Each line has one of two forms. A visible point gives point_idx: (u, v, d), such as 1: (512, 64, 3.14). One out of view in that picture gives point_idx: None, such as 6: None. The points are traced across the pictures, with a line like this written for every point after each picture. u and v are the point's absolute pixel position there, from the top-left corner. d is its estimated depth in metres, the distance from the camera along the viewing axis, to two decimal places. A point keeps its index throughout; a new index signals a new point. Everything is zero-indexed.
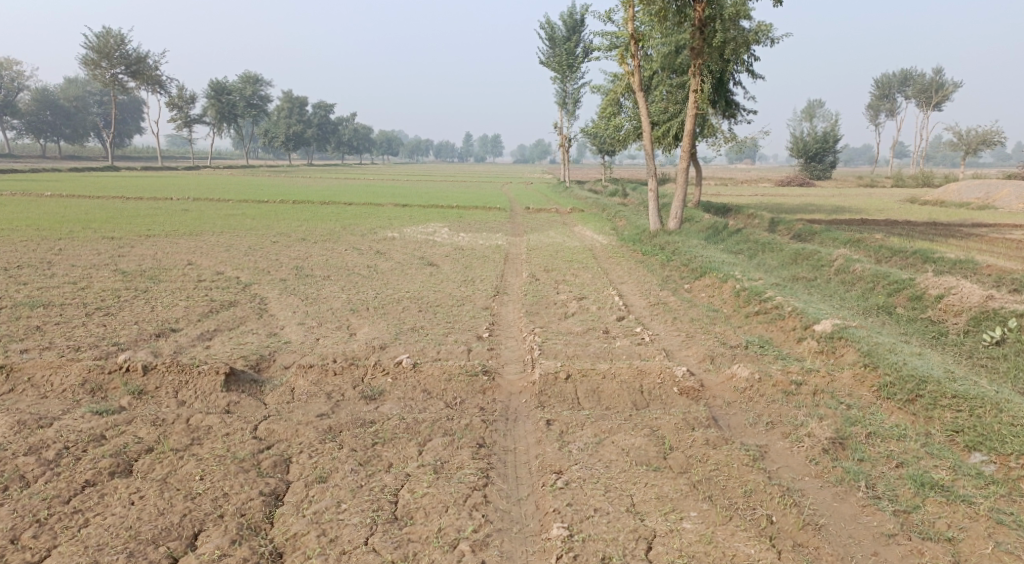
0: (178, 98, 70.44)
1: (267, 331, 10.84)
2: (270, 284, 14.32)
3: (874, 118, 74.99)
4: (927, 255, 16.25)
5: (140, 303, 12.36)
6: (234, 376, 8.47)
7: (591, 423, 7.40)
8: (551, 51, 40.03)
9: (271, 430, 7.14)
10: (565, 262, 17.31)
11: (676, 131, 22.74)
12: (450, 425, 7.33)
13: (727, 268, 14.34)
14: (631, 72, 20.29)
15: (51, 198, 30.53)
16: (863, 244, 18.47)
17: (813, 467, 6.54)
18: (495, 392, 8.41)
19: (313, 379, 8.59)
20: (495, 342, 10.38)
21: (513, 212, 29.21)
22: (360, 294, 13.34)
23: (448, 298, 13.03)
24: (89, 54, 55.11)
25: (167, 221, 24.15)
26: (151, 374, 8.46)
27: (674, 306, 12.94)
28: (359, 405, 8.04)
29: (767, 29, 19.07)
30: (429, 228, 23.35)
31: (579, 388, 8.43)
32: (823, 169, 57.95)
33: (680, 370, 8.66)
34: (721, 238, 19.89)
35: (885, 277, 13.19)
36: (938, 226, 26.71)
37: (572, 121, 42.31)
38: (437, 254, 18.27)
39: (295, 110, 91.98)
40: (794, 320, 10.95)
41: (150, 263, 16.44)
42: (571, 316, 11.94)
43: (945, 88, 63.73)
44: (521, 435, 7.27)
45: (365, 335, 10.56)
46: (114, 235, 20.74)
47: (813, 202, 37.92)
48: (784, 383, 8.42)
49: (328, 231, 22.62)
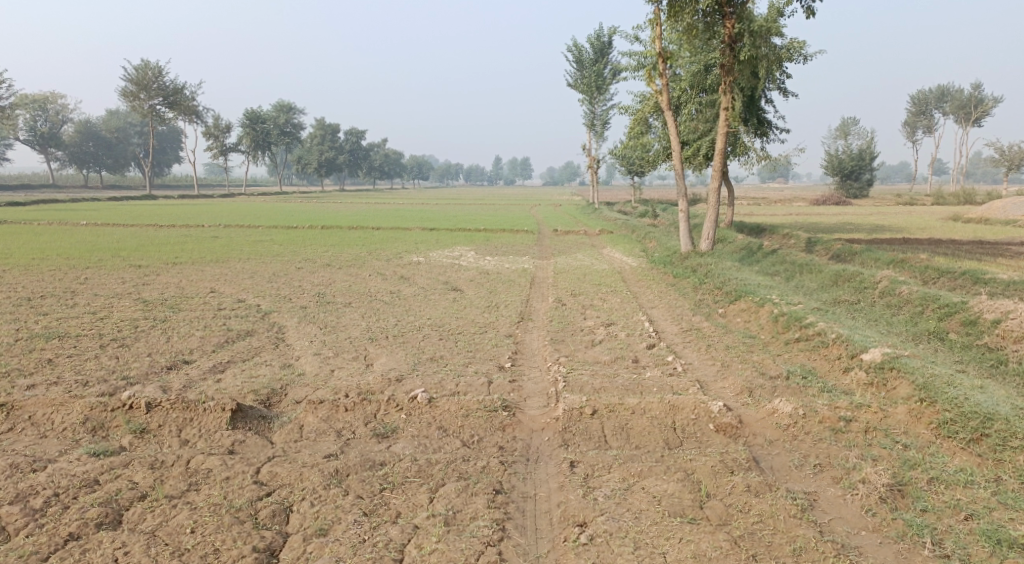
0: (214, 127, 71.51)
1: (281, 362, 10.41)
2: (289, 311, 13.93)
3: (910, 135, 73.47)
4: (977, 276, 15.41)
5: (156, 333, 12.02)
6: (241, 412, 8.00)
7: (619, 465, 6.80)
8: (578, 74, 39.73)
9: (273, 474, 6.64)
10: (594, 286, 16.72)
11: (707, 150, 22.10)
12: (465, 467, 6.77)
13: (764, 291, 13.65)
14: (659, 91, 19.78)
15: (86, 227, 30.78)
16: (907, 264, 17.63)
17: (870, 520, 5.87)
18: (515, 429, 7.81)
19: (323, 415, 8.08)
20: (518, 373, 9.81)
21: (541, 234, 28.69)
22: (380, 321, 12.88)
23: (471, 325, 12.50)
24: (127, 86, 56.18)
25: (195, 249, 24.06)
26: (155, 411, 8.03)
27: (708, 332, 12.26)
28: (369, 444, 7.51)
29: (800, 45, 18.41)
30: (455, 252, 22.93)
31: (606, 424, 7.81)
32: (860, 187, 56.70)
33: (716, 405, 8.00)
34: (757, 259, 19.17)
35: (934, 300, 12.43)
36: (984, 244, 25.65)
37: (601, 142, 41.82)
38: (462, 279, 17.80)
39: (327, 137, 92.94)
40: (839, 348, 10.21)
41: (173, 291, 16.18)
42: (599, 344, 11.33)
43: (984, 103, 62.27)
44: (543, 478, 6.68)
45: (382, 366, 10.06)
46: (141, 263, 20.61)
47: (850, 221, 36.91)
48: (831, 420, 7.78)
49: (354, 256, 22.30)
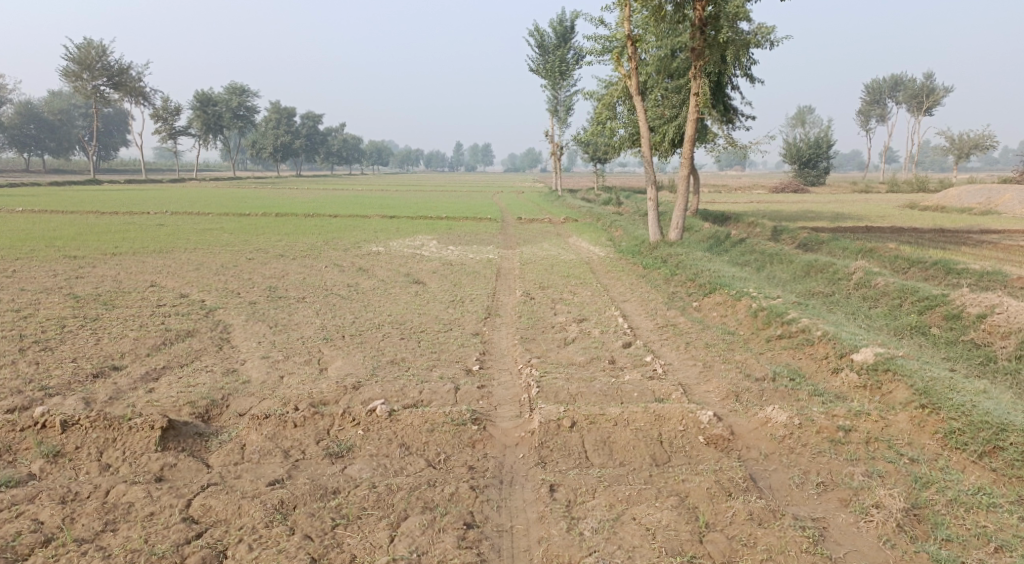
0: (162, 110, 68.81)
1: (224, 368, 9.42)
2: (237, 308, 12.88)
3: (864, 123, 74.17)
4: (949, 266, 15.00)
5: (86, 335, 10.90)
6: (174, 430, 7.06)
7: (604, 489, 6.11)
8: (541, 58, 38.85)
9: (207, 507, 5.85)
10: (561, 278, 15.96)
11: (674, 136, 21.47)
12: (430, 494, 6.00)
13: (740, 283, 13.03)
14: (627, 75, 19.01)
15: (22, 214, 29.00)
16: (877, 254, 17.21)
17: (890, 554, 5.41)
18: (486, 445, 7.01)
19: (267, 432, 7.15)
20: (487, 377, 9.00)
21: (504, 222, 27.88)
22: (337, 319, 11.92)
23: (434, 323, 11.63)
24: (69, 66, 53.60)
25: (138, 238, 22.67)
26: (72, 431, 7.03)
27: (685, 328, 11.59)
28: (322, 466, 6.64)
29: (767, 31, 17.52)
30: (416, 241, 21.97)
31: (586, 438, 7.04)
32: (817, 175, 56.91)
33: (705, 414, 7.27)
34: (725, 248, 18.61)
35: (913, 292, 11.95)
36: (946, 233, 25.54)
37: (564, 129, 41.02)
38: (424, 270, 16.89)
39: (281, 121, 90.40)
40: (826, 346, 9.57)
41: (109, 285, 14.96)
42: (571, 342, 10.56)
43: (935, 92, 63.04)
44: (519, 507, 5.96)
45: (337, 371, 9.14)
46: (78, 254, 19.24)
47: (810, 209, 36.70)
48: (829, 431, 7.11)
49: (309, 246, 21.15)
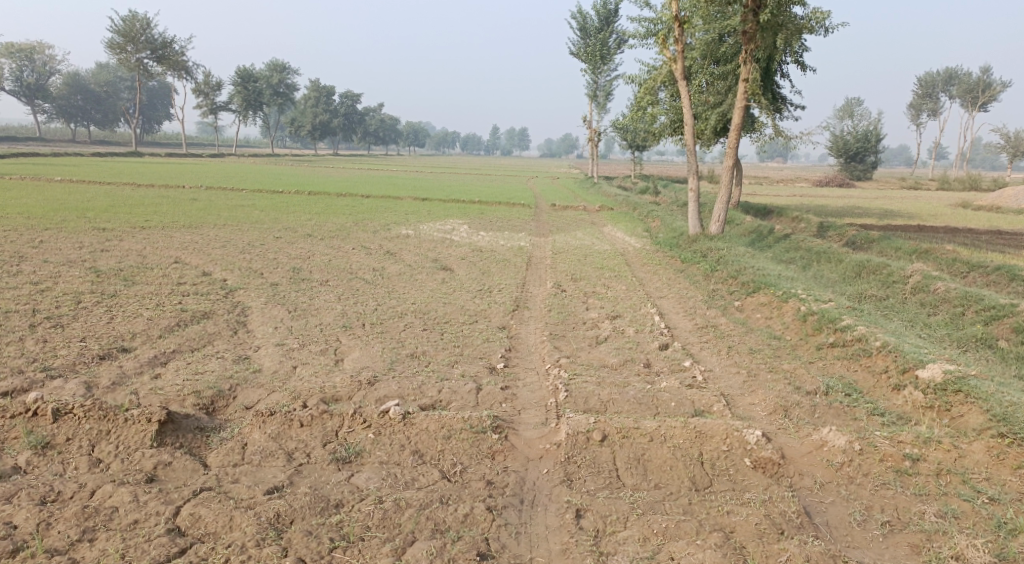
0: (204, 85, 68.99)
1: (236, 355, 8.86)
2: (257, 289, 12.37)
3: (915, 117, 71.62)
4: (1013, 271, 13.94)
5: (99, 313, 10.43)
6: (172, 424, 6.46)
7: (637, 518, 5.53)
8: (582, 41, 37.83)
9: (196, 518, 5.35)
10: (595, 269, 15.19)
11: (718, 124, 20.46)
12: (442, 515, 5.48)
13: (787, 283, 12.17)
14: (673, 58, 18.02)
15: (59, 183, 28.92)
16: (933, 256, 16.15)
17: None
18: (507, 457, 6.35)
19: (271, 432, 6.54)
20: (512, 377, 8.33)
21: (539, 209, 27.09)
22: (358, 305, 11.33)
23: (459, 313, 10.98)
24: (114, 37, 53.72)
25: (169, 212, 22.35)
26: (63, 420, 6.48)
27: (727, 330, 10.77)
28: (327, 472, 6.05)
29: (821, 16, 16.41)
30: (447, 225, 21.34)
31: (618, 455, 6.34)
32: (864, 169, 55.02)
33: (753, 434, 6.49)
34: (768, 244, 17.69)
35: (977, 300, 11.02)
36: (1003, 235, 24.20)
37: (603, 114, 40.04)
38: (453, 256, 16.27)
39: (321, 99, 90.13)
40: (885, 359, 8.72)
41: (132, 260, 14.54)
42: (604, 342, 9.83)
43: (991, 88, 60.54)
44: (541, 535, 5.42)
45: (353, 364, 8.54)
46: (107, 226, 18.93)
47: (856, 205, 35.34)
48: (894, 460, 6.34)
49: (338, 226, 20.64)
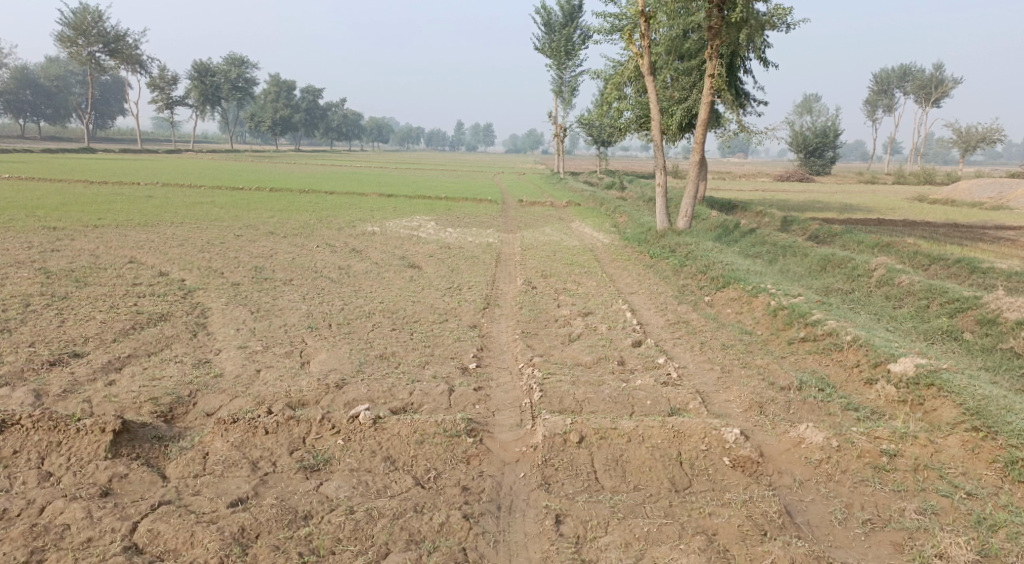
0: (160, 80, 67.43)
1: (196, 358, 8.51)
2: (217, 289, 11.97)
3: (871, 113, 72.89)
4: (974, 263, 14.12)
5: (49, 316, 9.97)
6: (128, 434, 6.14)
7: (618, 522, 5.41)
8: (546, 36, 37.68)
9: (156, 534, 5.12)
10: (564, 265, 15.04)
11: (683, 119, 20.48)
12: (416, 524, 5.30)
13: (756, 278, 12.16)
14: (638, 53, 17.95)
15: (8, 181, 27.94)
16: (895, 249, 16.32)
17: None
18: (482, 461, 6.16)
19: (234, 440, 6.25)
20: (484, 378, 8.12)
21: (505, 205, 26.89)
22: (324, 305, 11.02)
23: (428, 312, 10.74)
24: (65, 31, 52.14)
25: (125, 210, 21.68)
26: (10, 432, 6.12)
27: (698, 326, 10.70)
28: (295, 482, 5.80)
29: (784, 12, 16.41)
30: (413, 221, 21.04)
31: (596, 457, 6.20)
32: (823, 164, 55.81)
33: (731, 432, 6.39)
34: (735, 238, 17.74)
35: (941, 293, 11.11)
36: (960, 228, 24.62)
37: (568, 110, 39.95)
38: (420, 253, 16.00)
39: (281, 94, 88.72)
40: (857, 353, 8.71)
41: (85, 261, 14.01)
42: (576, 340, 9.67)
43: (944, 84, 61.83)
44: (520, 543, 5.28)
45: (320, 366, 8.26)
46: (59, 225, 18.27)
47: (817, 199, 35.76)
48: (872, 456, 6.28)
49: (301, 223, 20.20)
